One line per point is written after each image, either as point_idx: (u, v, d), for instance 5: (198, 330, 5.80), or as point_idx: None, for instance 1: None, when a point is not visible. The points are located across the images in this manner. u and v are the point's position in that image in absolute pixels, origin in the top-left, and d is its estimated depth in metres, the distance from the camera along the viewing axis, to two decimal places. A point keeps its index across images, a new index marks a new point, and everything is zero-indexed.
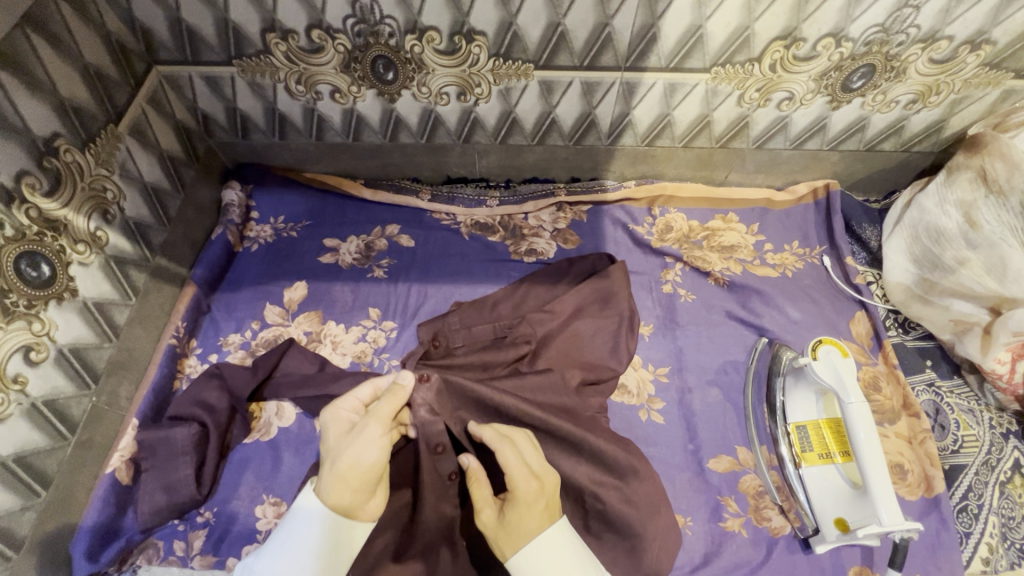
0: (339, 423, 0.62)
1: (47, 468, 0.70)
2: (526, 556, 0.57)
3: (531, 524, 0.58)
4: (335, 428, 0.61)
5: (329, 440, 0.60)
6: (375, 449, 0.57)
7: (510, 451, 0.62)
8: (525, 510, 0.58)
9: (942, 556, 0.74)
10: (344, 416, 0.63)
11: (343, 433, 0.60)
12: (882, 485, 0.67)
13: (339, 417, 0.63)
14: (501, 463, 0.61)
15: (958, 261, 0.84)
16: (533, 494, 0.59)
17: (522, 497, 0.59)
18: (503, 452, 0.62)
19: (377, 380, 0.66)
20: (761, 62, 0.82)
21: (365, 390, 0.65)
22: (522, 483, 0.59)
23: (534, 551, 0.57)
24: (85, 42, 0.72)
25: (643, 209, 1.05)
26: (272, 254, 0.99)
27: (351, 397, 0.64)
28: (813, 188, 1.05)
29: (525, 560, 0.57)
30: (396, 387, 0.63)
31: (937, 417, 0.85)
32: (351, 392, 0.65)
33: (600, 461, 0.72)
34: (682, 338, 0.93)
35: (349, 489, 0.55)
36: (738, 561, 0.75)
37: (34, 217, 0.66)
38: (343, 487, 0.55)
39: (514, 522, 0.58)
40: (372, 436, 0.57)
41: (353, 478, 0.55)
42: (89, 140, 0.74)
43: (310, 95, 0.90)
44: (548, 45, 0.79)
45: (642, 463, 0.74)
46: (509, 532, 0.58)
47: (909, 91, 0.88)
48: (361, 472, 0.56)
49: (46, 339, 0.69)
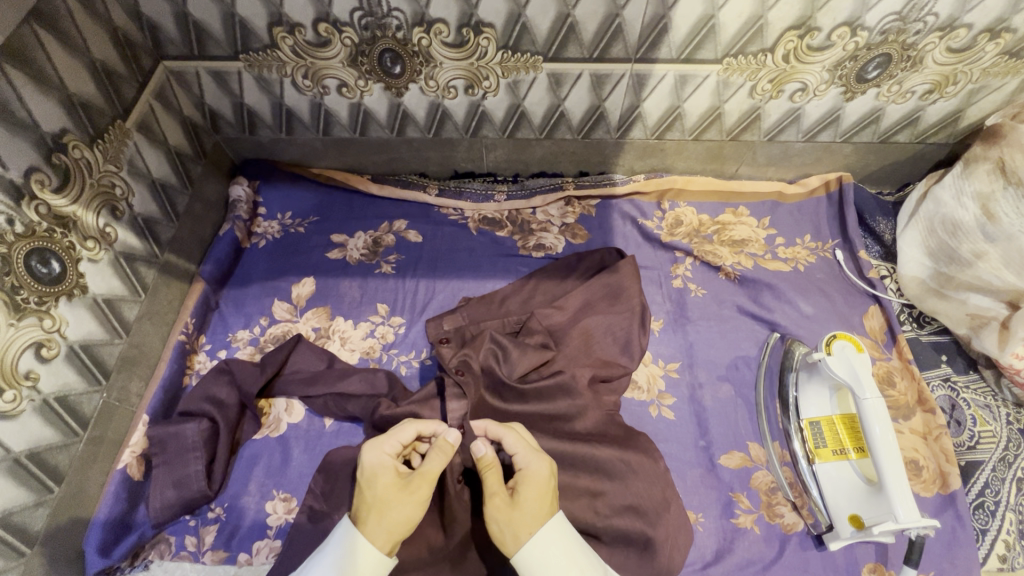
0: (386, 470, 0.62)
1: (59, 464, 0.71)
2: (539, 541, 0.58)
3: (546, 506, 0.60)
4: (378, 472, 0.62)
5: (374, 484, 0.61)
6: (418, 508, 0.60)
7: (512, 433, 0.66)
8: (543, 491, 0.60)
9: (958, 554, 0.73)
10: (389, 466, 0.62)
11: (382, 483, 0.61)
12: (899, 482, 0.66)
13: (385, 461, 0.63)
14: (510, 445, 0.65)
15: (975, 254, 0.83)
16: (546, 474, 0.62)
17: (535, 478, 0.61)
18: (510, 432, 0.66)
19: (422, 425, 0.68)
20: (774, 52, 0.80)
21: (409, 434, 0.66)
22: (534, 464, 0.63)
23: (548, 534, 0.58)
24: (92, 37, 0.72)
25: (653, 203, 1.04)
26: (279, 250, 0.99)
27: (394, 441, 0.65)
28: (825, 181, 1.04)
29: (537, 545, 0.58)
30: (441, 442, 0.64)
31: (953, 413, 0.84)
32: (396, 435, 0.65)
33: (602, 468, 0.72)
34: (693, 333, 0.92)
35: (392, 542, 0.58)
36: (751, 558, 0.74)
37: (43, 214, 0.66)
38: (384, 538, 0.57)
39: (530, 503, 0.60)
40: (420, 494, 0.60)
41: (396, 531, 0.58)
42: (98, 136, 0.73)
43: (317, 89, 0.90)
44: (558, 36, 0.78)
45: (650, 465, 0.73)
46: (523, 515, 0.59)
47: (925, 82, 0.86)
48: (404, 526, 0.59)
49: (57, 335, 0.69)
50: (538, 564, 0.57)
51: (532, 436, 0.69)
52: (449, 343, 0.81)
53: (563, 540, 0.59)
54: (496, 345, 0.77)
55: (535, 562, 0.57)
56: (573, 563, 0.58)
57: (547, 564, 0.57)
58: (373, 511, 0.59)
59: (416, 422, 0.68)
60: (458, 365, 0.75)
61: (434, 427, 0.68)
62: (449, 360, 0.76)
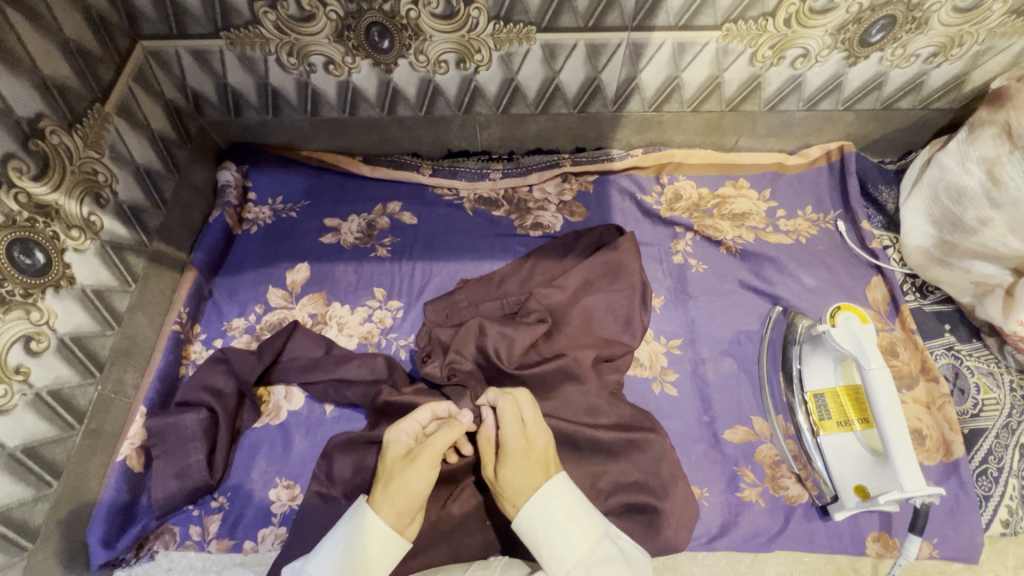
0: (399, 443, 0.62)
1: (57, 458, 0.70)
2: (535, 505, 0.55)
3: (533, 477, 0.57)
4: (391, 449, 0.62)
5: (384, 458, 0.62)
6: (424, 483, 0.58)
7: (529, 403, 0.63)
8: (521, 464, 0.58)
9: (961, 520, 0.74)
10: (403, 441, 0.63)
11: (395, 456, 0.61)
12: (904, 452, 0.65)
13: (399, 438, 0.63)
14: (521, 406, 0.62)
15: (980, 221, 0.81)
16: (522, 448, 0.59)
17: (513, 452, 0.59)
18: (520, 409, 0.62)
19: (437, 405, 0.67)
20: (775, 16, 0.78)
21: (426, 414, 0.66)
22: (509, 436, 0.60)
23: (541, 498, 0.55)
24: (64, 16, 0.69)
25: (651, 178, 1.02)
26: (272, 235, 0.97)
27: (412, 419, 0.65)
28: (827, 151, 1.02)
29: (532, 510, 0.55)
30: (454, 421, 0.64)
31: (955, 381, 0.84)
32: (412, 415, 0.65)
33: (603, 452, 0.71)
34: (694, 309, 0.91)
35: (395, 513, 0.56)
36: (756, 530, 0.75)
37: (23, 203, 0.64)
38: (388, 507, 0.56)
39: (512, 480, 0.57)
40: (424, 467, 0.58)
41: (400, 503, 0.57)
42: (76, 120, 0.71)
43: (303, 68, 0.86)
44: (551, 5, 0.75)
45: (660, 443, 0.72)
46: (507, 489, 0.57)
47: (930, 44, 0.84)
48: (406, 501, 0.57)
49: (46, 328, 0.67)
50: (538, 528, 0.54)
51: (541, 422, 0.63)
52: (431, 357, 0.78)
53: (561, 502, 0.55)
54: (481, 340, 0.76)
55: (535, 526, 0.54)
56: (572, 522, 0.54)
57: (545, 526, 0.54)
58: (380, 483, 0.59)
59: (428, 403, 0.67)
60: (448, 372, 0.75)
61: (450, 407, 0.68)
62: (439, 372, 0.76)
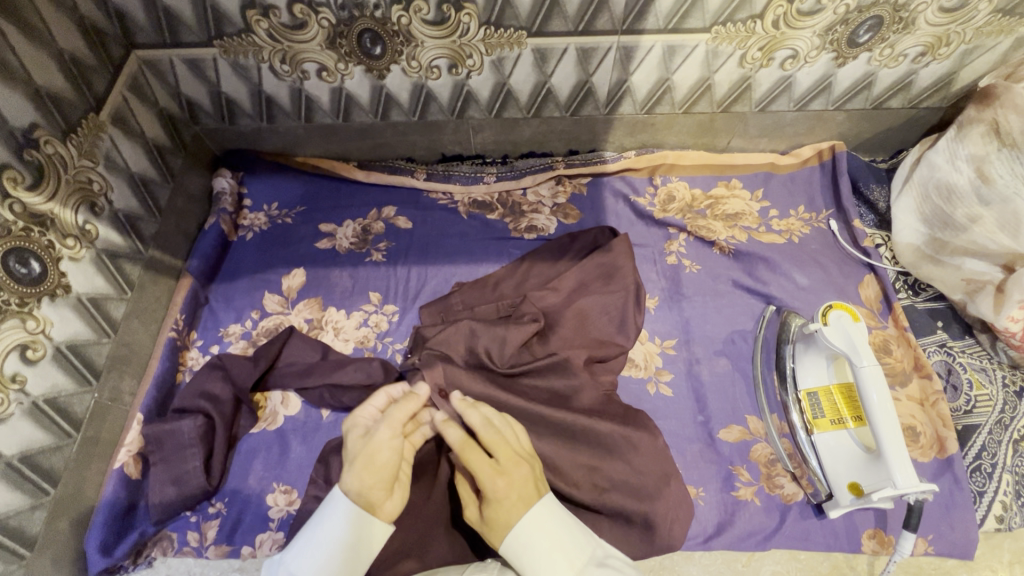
0: (357, 426, 0.62)
1: (54, 466, 0.70)
2: (519, 534, 0.55)
3: (515, 513, 0.55)
4: (351, 431, 0.62)
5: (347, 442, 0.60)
6: (392, 452, 0.57)
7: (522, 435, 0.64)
8: (503, 504, 0.55)
9: (956, 516, 0.74)
10: (361, 423, 0.62)
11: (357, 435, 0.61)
12: (897, 448, 0.66)
13: (357, 420, 0.63)
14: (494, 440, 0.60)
15: (969, 218, 0.82)
16: (502, 490, 0.56)
17: (495, 495, 0.56)
18: (515, 432, 0.63)
19: (390, 388, 0.67)
20: (763, 18, 0.79)
21: (381, 398, 0.66)
22: (488, 478, 0.56)
23: (524, 529, 0.55)
24: (58, 26, 0.69)
25: (644, 179, 1.02)
26: (267, 241, 0.97)
27: (367, 404, 0.65)
28: (819, 150, 1.03)
29: (516, 540, 0.54)
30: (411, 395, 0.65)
31: (949, 378, 0.84)
32: (366, 400, 0.65)
33: (598, 453, 0.71)
34: (688, 309, 0.91)
35: (367, 487, 0.55)
36: (752, 529, 0.75)
37: (18, 212, 0.64)
38: (359, 483, 0.55)
39: (496, 517, 0.56)
40: (386, 436, 0.58)
41: (370, 475, 0.55)
42: (70, 130, 0.71)
43: (296, 75, 0.87)
44: (541, 9, 0.76)
45: (652, 442, 0.73)
46: (493, 527, 0.56)
47: (918, 44, 0.85)
48: (376, 472, 0.55)
49: (42, 337, 0.68)
50: (523, 557, 0.54)
51: (525, 444, 0.63)
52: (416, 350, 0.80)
53: (544, 530, 0.55)
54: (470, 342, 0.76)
55: (521, 555, 0.54)
56: (557, 551, 0.54)
57: (530, 553, 0.54)
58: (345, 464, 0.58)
59: (381, 389, 0.68)
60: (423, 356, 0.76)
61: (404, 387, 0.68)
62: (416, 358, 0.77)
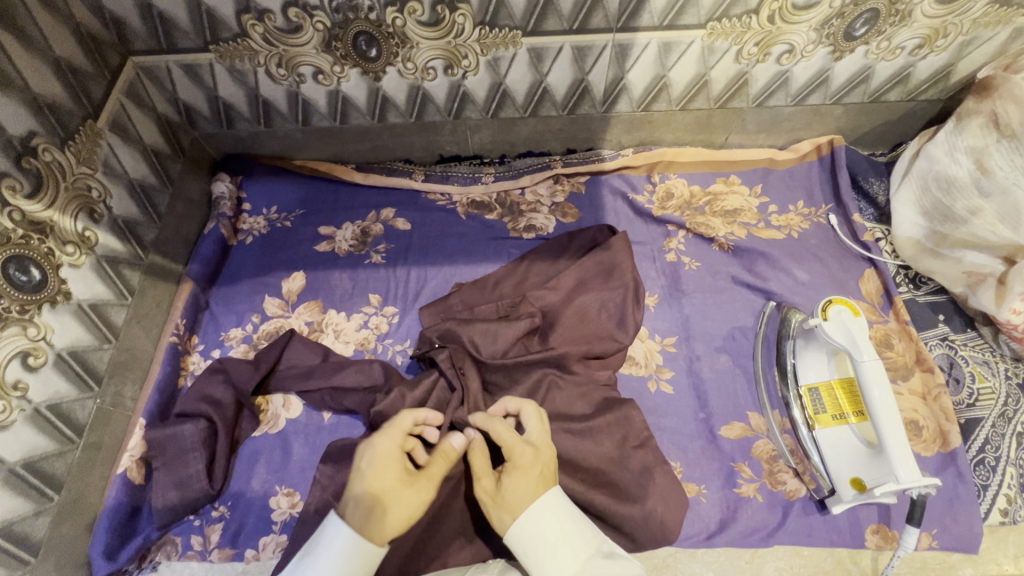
0: (393, 462, 0.60)
1: (57, 472, 0.70)
2: (532, 517, 0.56)
3: (533, 489, 0.57)
4: (384, 463, 0.59)
5: (380, 474, 0.58)
6: (419, 509, 0.58)
7: (531, 412, 0.65)
8: (526, 476, 0.58)
9: (960, 510, 0.74)
10: (394, 457, 0.60)
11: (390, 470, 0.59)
12: (899, 443, 0.65)
13: (391, 450, 0.61)
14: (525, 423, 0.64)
15: (969, 210, 0.82)
16: (529, 461, 0.59)
17: (522, 462, 0.59)
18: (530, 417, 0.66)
19: (418, 412, 0.67)
20: (759, 13, 0.78)
21: (409, 422, 0.65)
22: (521, 446, 0.60)
23: (537, 512, 0.56)
24: (53, 34, 0.69)
25: (642, 177, 1.02)
26: (267, 245, 0.98)
27: (399, 431, 0.63)
28: (817, 145, 1.02)
29: (528, 525, 0.55)
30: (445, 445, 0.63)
31: (951, 371, 0.84)
32: (397, 426, 0.64)
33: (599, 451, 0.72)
34: (688, 306, 0.91)
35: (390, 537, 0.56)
36: (754, 526, 0.75)
37: (17, 220, 0.65)
38: (385, 534, 0.55)
39: (514, 490, 0.57)
40: (422, 493, 0.59)
41: (397, 530, 0.56)
42: (68, 137, 0.71)
43: (292, 78, 0.87)
44: (535, 9, 0.76)
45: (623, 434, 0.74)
46: (508, 498, 0.57)
47: (915, 36, 0.84)
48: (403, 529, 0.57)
49: (43, 343, 0.68)
50: (530, 542, 0.55)
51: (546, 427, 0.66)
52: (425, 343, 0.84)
53: (555, 520, 0.56)
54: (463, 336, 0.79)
55: (528, 540, 0.55)
56: (564, 541, 0.55)
57: (537, 541, 0.55)
58: (375, 504, 0.56)
59: (409, 412, 0.67)
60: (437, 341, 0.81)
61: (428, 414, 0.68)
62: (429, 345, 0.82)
